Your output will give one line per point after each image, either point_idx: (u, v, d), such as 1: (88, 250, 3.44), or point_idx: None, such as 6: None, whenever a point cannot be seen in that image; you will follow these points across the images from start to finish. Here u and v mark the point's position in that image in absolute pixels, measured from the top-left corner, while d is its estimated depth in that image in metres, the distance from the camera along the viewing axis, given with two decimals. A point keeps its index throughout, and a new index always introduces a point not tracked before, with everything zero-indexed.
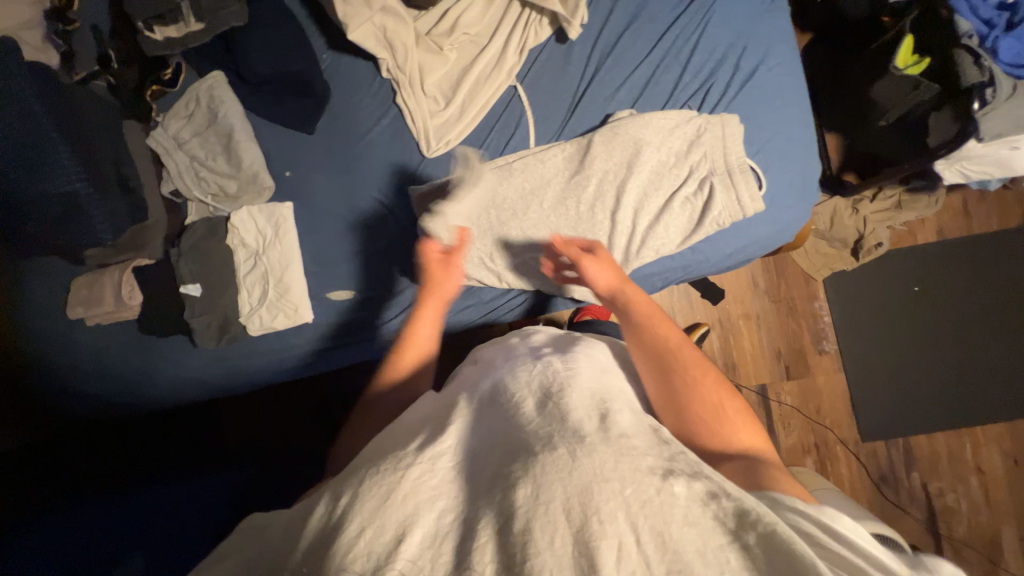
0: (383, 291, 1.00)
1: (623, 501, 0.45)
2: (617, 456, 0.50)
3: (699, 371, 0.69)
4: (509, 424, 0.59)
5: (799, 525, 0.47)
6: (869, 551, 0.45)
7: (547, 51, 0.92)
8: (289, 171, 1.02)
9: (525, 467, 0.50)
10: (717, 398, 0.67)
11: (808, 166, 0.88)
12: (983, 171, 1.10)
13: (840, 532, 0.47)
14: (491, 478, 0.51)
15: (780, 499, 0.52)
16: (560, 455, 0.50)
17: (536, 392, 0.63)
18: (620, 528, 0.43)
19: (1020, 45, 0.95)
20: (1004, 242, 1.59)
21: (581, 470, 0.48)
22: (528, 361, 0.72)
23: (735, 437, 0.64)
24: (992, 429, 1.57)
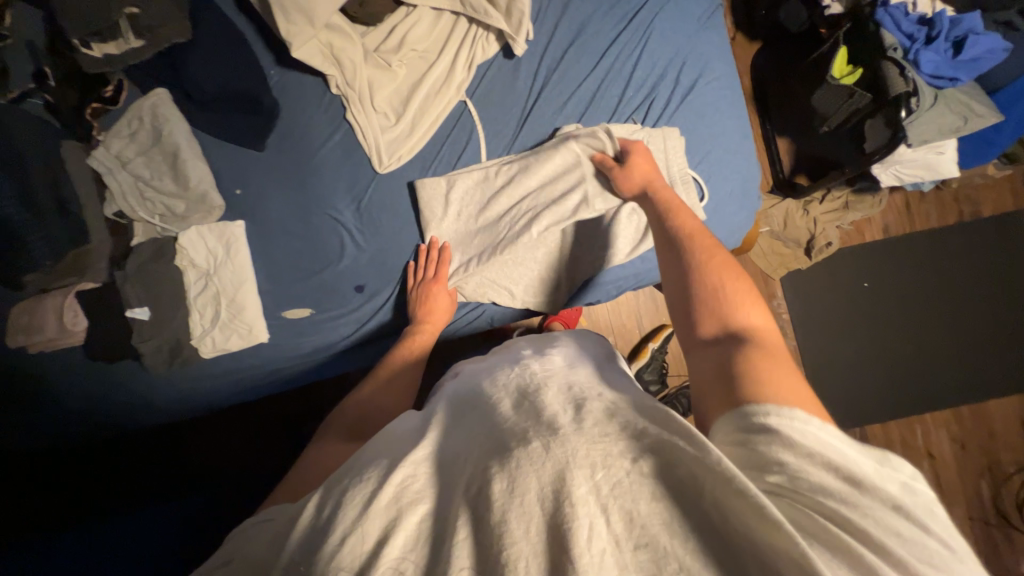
0: (341, 308, 0.99)
1: (593, 485, 0.44)
2: (592, 439, 0.48)
3: (707, 257, 0.74)
4: (493, 419, 0.58)
5: (776, 457, 0.45)
6: (850, 471, 0.44)
7: (495, 67, 0.93)
8: (239, 189, 1.00)
9: (499, 460, 0.49)
10: (721, 282, 0.71)
11: (748, 176, 0.92)
12: (915, 173, 1.15)
13: (811, 455, 0.45)
14: (467, 476, 0.49)
15: (763, 418, 0.49)
16: (533, 449, 0.48)
17: (512, 395, 0.62)
18: (590, 509, 0.43)
19: (939, 58, 1.00)
20: (944, 238, 1.68)
21: (555, 459, 0.46)
22: (505, 368, 0.71)
23: (731, 317, 0.67)
24: (941, 416, 1.65)
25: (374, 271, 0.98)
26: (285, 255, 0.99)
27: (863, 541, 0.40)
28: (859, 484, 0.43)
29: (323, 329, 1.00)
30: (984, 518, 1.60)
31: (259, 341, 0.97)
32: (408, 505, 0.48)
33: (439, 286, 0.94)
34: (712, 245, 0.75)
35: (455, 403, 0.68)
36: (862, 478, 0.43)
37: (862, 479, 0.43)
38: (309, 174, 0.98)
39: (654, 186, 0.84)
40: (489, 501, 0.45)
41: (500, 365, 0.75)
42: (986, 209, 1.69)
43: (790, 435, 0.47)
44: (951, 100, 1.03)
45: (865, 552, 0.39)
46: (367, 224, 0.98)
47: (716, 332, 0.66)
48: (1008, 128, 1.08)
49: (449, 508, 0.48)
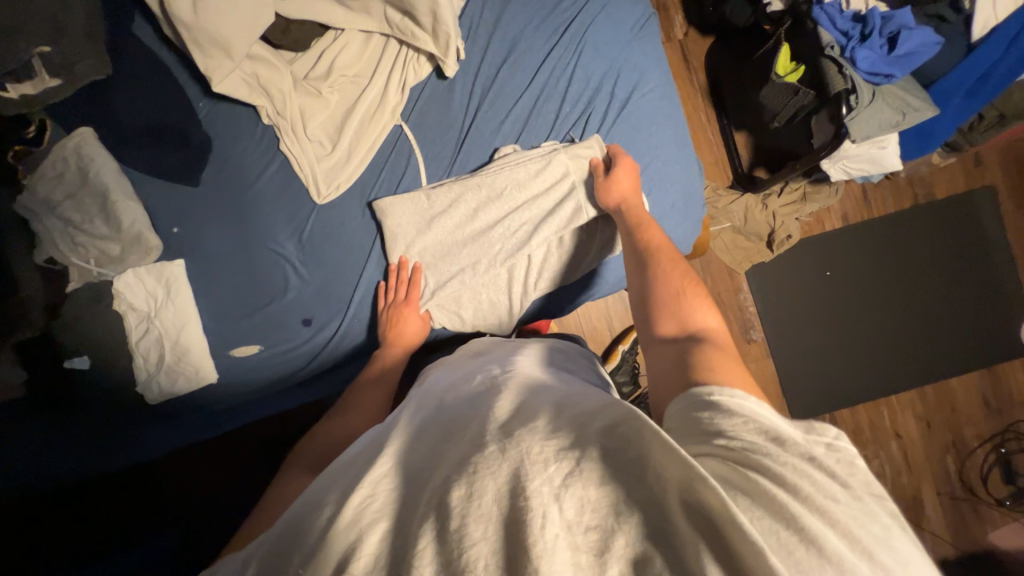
0: (290, 342, 0.98)
1: (547, 477, 0.41)
2: (549, 434, 0.46)
3: (670, 266, 0.74)
4: (455, 421, 0.55)
5: (720, 425, 0.47)
6: (776, 431, 0.45)
7: (429, 89, 0.92)
8: (176, 227, 0.97)
9: (460, 466, 0.45)
10: (684, 287, 0.71)
11: (689, 186, 0.91)
12: (861, 168, 1.17)
13: (747, 424, 0.46)
14: (426, 484, 0.45)
15: (707, 397, 0.51)
16: (491, 452, 0.45)
17: (471, 403, 0.59)
18: (544, 499, 0.39)
19: (874, 54, 1.01)
20: (901, 223, 1.71)
21: (513, 459, 0.43)
22: (465, 380, 0.68)
23: (691, 317, 0.67)
24: (907, 397, 1.69)
25: (321, 303, 0.97)
26: (229, 293, 0.97)
27: (783, 486, 0.40)
28: (782, 442, 0.44)
29: (274, 364, 0.98)
30: (950, 493, 1.64)
31: (208, 382, 0.96)
32: (364, 527, 0.41)
33: (410, 309, 0.89)
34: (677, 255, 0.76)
35: (407, 411, 0.63)
36: (785, 436, 0.45)
37: (789, 439, 0.45)
38: (247, 207, 0.96)
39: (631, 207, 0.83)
40: (447, 507, 0.40)
41: (465, 372, 0.72)
42: (941, 192, 1.72)
43: (729, 405, 0.49)
44: (887, 96, 1.04)
45: (781, 494, 0.39)
46: (311, 255, 0.95)
47: (673, 331, 0.66)
48: (944, 120, 1.09)
49: (411, 516, 0.42)
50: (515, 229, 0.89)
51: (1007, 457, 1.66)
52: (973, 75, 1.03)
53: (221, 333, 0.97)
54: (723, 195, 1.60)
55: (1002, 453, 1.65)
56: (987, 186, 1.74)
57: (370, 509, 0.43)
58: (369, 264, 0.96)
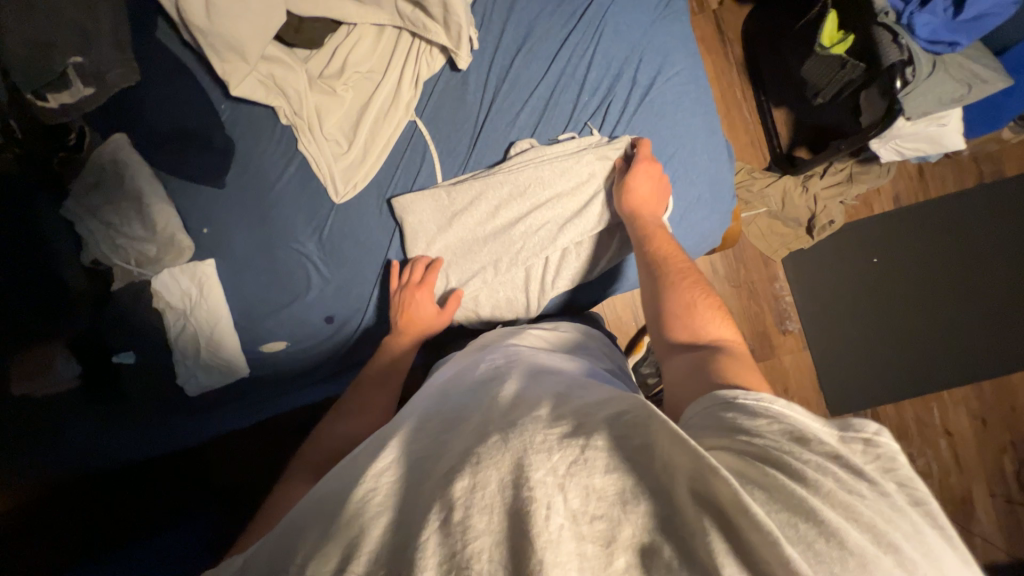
0: (314, 339, 1.01)
1: (551, 467, 0.39)
2: (554, 426, 0.44)
3: (682, 279, 0.71)
4: (461, 412, 0.54)
5: (744, 422, 0.43)
6: (804, 432, 0.41)
7: (442, 83, 0.90)
8: (205, 228, 1.00)
9: (464, 457, 0.43)
10: (697, 299, 0.67)
11: (717, 176, 0.86)
12: (916, 147, 1.06)
13: (765, 416, 0.43)
14: (430, 473, 0.43)
15: (736, 400, 0.46)
16: (493, 443, 0.43)
17: (474, 394, 0.57)
18: (547, 492, 0.37)
19: (937, 20, 0.89)
20: (963, 203, 1.56)
21: (516, 451, 0.41)
22: (469, 371, 0.67)
23: (704, 330, 0.63)
24: (960, 392, 1.57)
25: (342, 301, 0.99)
26: (256, 291, 1.00)
27: (797, 478, 0.37)
28: (809, 443, 0.40)
29: (300, 359, 1.01)
30: (1006, 496, 1.53)
31: (240, 375, 1.01)
32: (368, 518, 0.40)
33: (424, 292, 0.86)
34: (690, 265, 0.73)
35: (415, 403, 0.62)
36: (813, 439, 0.40)
37: (814, 438, 0.40)
38: (269, 208, 0.98)
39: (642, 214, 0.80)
40: (450, 497, 0.39)
41: (474, 362, 0.70)
42: (1010, 168, 1.55)
43: (755, 406, 0.44)
44: (950, 66, 0.93)
45: (796, 486, 0.36)
46: (331, 254, 0.97)
47: (686, 342, 0.63)
48: (1017, 90, 0.96)
49: (415, 504, 0.40)
50: (533, 226, 0.87)
51: None
52: None
53: (250, 330, 1.01)
54: (759, 178, 1.50)
55: None
56: None
57: (377, 501, 0.42)
58: (386, 256, 0.96)
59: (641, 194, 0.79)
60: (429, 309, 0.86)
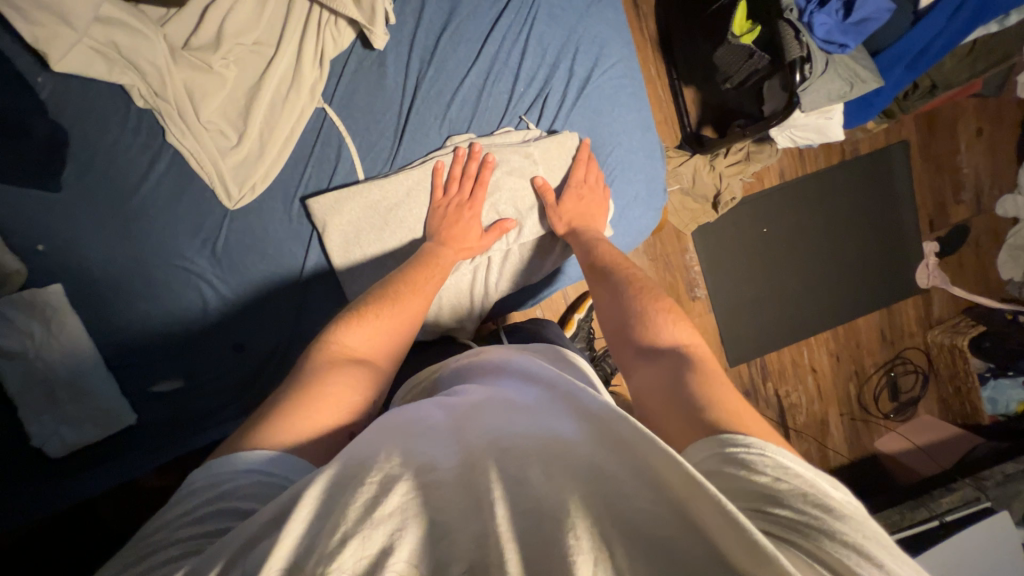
0: (220, 370, 0.85)
1: (595, 515, 0.37)
2: (600, 460, 0.42)
3: (633, 286, 0.69)
4: (476, 428, 0.49)
5: (756, 484, 0.39)
6: (818, 496, 0.38)
7: (353, 62, 0.76)
8: (41, 245, 0.76)
9: (511, 487, 0.40)
10: (657, 310, 0.64)
11: (653, 175, 0.87)
12: (806, 137, 1.18)
13: (776, 473, 0.40)
14: (462, 509, 0.39)
15: (733, 454, 0.42)
16: (536, 480, 0.41)
17: (462, 427, 0.50)
18: (594, 543, 0.35)
19: (831, 21, 0.97)
20: (830, 178, 1.81)
21: (564, 492, 0.39)
22: (444, 397, 0.59)
23: (660, 336, 0.61)
24: (823, 336, 1.90)
25: (253, 324, 0.84)
26: (131, 320, 0.80)
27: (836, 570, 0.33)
28: (831, 511, 0.37)
29: (203, 394, 0.86)
30: (850, 413, 1.93)
31: (127, 422, 0.82)
32: (412, 517, 0.38)
33: (474, 212, 0.78)
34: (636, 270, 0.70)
35: (405, 408, 0.56)
36: (830, 504, 0.38)
37: (826, 501, 0.38)
38: (134, 217, 0.77)
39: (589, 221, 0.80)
40: (495, 531, 0.37)
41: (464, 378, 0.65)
42: (864, 148, 1.83)
43: (759, 466, 0.41)
44: (839, 66, 1.03)
45: None
46: (230, 269, 0.81)
47: (645, 352, 0.60)
48: (885, 90, 1.11)
49: (454, 528, 0.38)
50: None
51: (895, 379, 1.96)
52: (915, 46, 1.03)
53: (130, 368, 0.82)
54: (674, 156, 1.57)
55: (891, 378, 1.94)
56: (902, 140, 1.86)
57: (407, 526, 0.37)
58: (304, 268, 0.83)
59: (577, 209, 0.80)
60: (475, 237, 0.78)
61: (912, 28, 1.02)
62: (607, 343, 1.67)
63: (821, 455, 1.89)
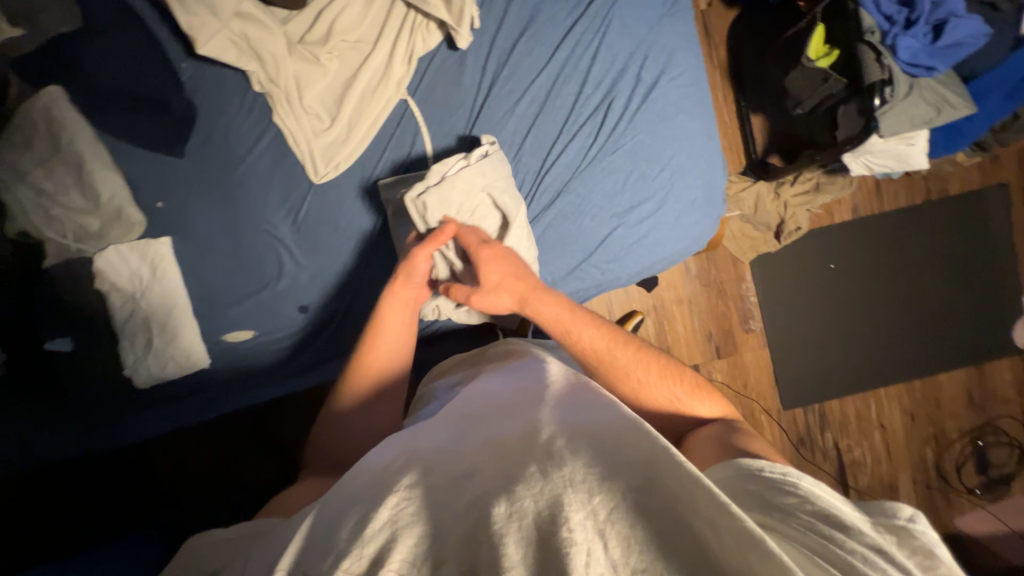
0: (287, 330, 0.94)
1: (591, 509, 0.42)
2: (590, 462, 0.48)
3: (632, 369, 0.72)
4: (475, 441, 0.57)
5: (777, 498, 0.46)
6: (835, 513, 0.43)
7: (438, 61, 0.84)
8: (160, 202, 0.89)
9: (503, 485, 0.47)
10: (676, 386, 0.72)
11: (712, 182, 0.87)
12: (884, 163, 1.12)
13: (805, 492, 0.46)
14: (463, 506, 0.46)
15: (759, 473, 0.50)
16: (532, 476, 0.47)
17: (478, 436, 0.58)
18: (587, 535, 0.40)
19: (917, 44, 0.94)
20: (910, 218, 1.68)
21: (558, 487, 0.44)
22: (467, 404, 0.67)
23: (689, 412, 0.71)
24: (895, 389, 1.72)
25: (319, 290, 0.92)
26: (218, 276, 0.91)
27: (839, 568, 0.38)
28: (846, 527, 0.41)
29: (268, 350, 0.94)
30: (925, 482, 1.70)
31: (199, 366, 0.92)
32: (402, 528, 0.43)
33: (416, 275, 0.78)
34: (633, 347, 0.74)
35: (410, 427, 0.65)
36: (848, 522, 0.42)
37: (846, 521, 0.42)
38: (235, 186, 0.88)
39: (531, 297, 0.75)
40: (491, 525, 0.42)
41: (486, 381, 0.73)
42: (953, 188, 1.69)
43: (782, 484, 0.47)
44: (925, 89, 0.99)
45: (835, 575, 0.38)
46: (307, 238, 0.90)
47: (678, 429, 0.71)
48: (979, 119, 1.05)
49: (450, 528, 0.44)
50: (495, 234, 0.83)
51: (983, 450, 1.72)
52: (1009, 79, 1.00)
53: (211, 319, 0.92)
54: (735, 181, 1.54)
55: (978, 447, 1.71)
56: (1001, 183, 1.71)
57: (417, 514, 0.45)
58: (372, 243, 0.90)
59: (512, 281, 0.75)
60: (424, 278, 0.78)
61: (1011, 53, 0.97)
62: None
63: None
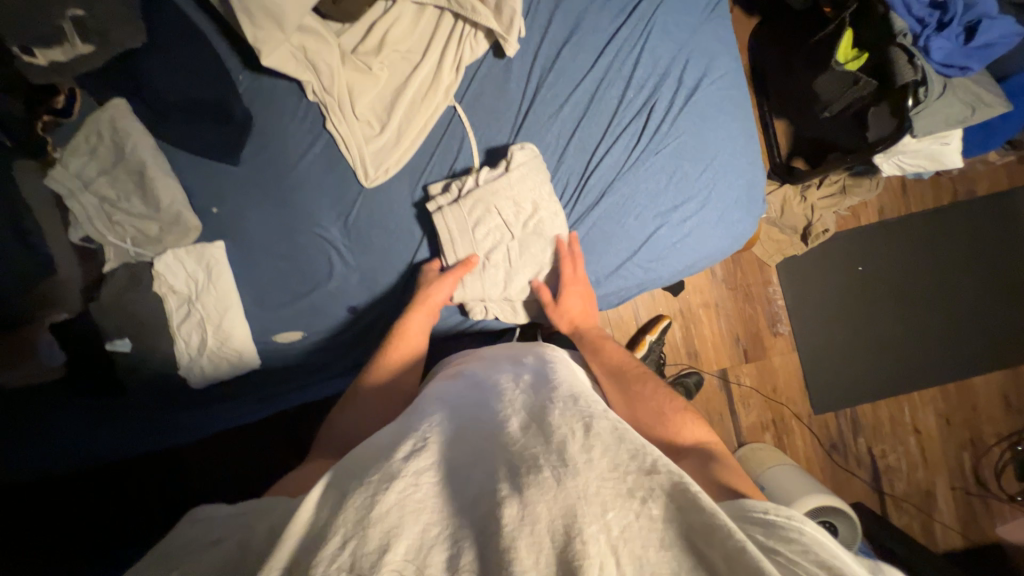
0: (333, 330, 0.97)
1: (605, 524, 0.39)
2: (607, 472, 0.44)
3: (640, 384, 0.71)
4: (482, 427, 0.53)
5: (773, 539, 0.42)
6: (836, 565, 0.39)
7: (484, 68, 0.87)
8: (215, 206, 0.92)
9: (510, 489, 0.42)
10: (673, 406, 0.67)
11: (752, 180, 0.89)
12: (918, 164, 1.13)
13: (808, 539, 0.41)
14: (466, 508, 0.42)
15: (758, 514, 0.45)
16: (545, 479, 0.42)
17: (479, 430, 0.53)
18: (600, 550, 0.37)
19: (950, 45, 0.98)
20: (936, 219, 1.68)
21: (572, 495, 0.41)
22: (467, 397, 0.62)
23: (682, 429, 0.64)
24: (929, 393, 1.69)
25: (367, 290, 0.95)
26: (270, 278, 0.94)
27: None
28: None
29: (317, 350, 0.97)
30: (963, 488, 1.66)
31: (251, 366, 0.94)
32: (409, 513, 0.40)
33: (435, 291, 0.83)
34: (650, 372, 0.73)
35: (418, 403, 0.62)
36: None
37: (849, 575, 0.37)
38: (288, 190, 0.92)
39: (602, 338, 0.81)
40: (500, 528, 0.39)
41: (487, 376, 0.68)
42: (981, 188, 1.69)
43: (785, 528, 0.42)
44: (959, 89, 1.02)
45: None
46: (356, 240, 0.93)
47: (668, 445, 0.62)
48: (1011, 118, 1.07)
49: (453, 529, 0.41)
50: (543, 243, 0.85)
51: None
52: None
53: (262, 320, 0.95)
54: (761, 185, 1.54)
55: (1019, 451, 1.66)
56: None
57: (414, 505, 0.41)
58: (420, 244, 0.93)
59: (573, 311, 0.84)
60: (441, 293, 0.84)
61: None
62: (678, 370, 1.61)
63: (925, 531, 1.64)
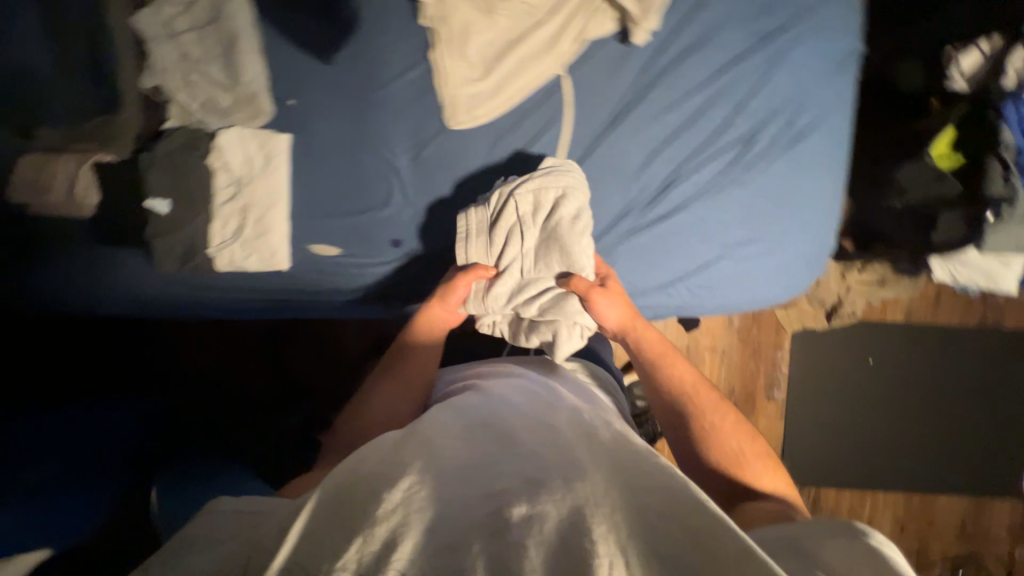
0: (369, 257, 0.95)
1: (613, 524, 0.49)
2: (603, 484, 0.54)
3: (715, 419, 0.83)
4: (491, 444, 0.63)
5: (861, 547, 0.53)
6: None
7: (604, 48, 0.85)
8: (292, 99, 0.89)
9: (527, 491, 0.53)
10: (743, 446, 0.81)
11: (822, 241, 0.89)
12: (971, 277, 1.19)
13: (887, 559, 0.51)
14: (489, 500, 0.53)
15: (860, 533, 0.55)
16: (555, 488, 0.53)
17: (494, 445, 0.62)
18: (611, 543, 0.47)
19: None
20: (957, 337, 1.69)
21: (582, 499, 0.51)
22: (479, 412, 0.72)
23: (753, 476, 0.78)
24: (892, 497, 1.72)
25: (414, 230, 0.94)
26: (324, 187, 0.92)
27: None
28: None
29: (347, 273, 0.95)
30: None
31: (280, 268, 0.92)
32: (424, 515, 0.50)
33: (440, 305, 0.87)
34: (722, 402, 0.84)
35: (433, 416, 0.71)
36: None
37: None
38: (369, 106, 0.89)
39: (669, 356, 0.88)
40: (519, 526, 0.48)
41: (496, 395, 0.78)
42: (1008, 321, 1.70)
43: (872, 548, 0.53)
44: None
45: None
46: (420, 176, 0.91)
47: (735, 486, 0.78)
48: None
49: (474, 521, 0.50)
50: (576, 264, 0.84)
51: None
52: None
53: (302, 226, 0.94)
54: None
55: None
56: None
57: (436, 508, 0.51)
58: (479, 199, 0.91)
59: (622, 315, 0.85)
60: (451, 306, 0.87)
61: None
62: None
63: None
